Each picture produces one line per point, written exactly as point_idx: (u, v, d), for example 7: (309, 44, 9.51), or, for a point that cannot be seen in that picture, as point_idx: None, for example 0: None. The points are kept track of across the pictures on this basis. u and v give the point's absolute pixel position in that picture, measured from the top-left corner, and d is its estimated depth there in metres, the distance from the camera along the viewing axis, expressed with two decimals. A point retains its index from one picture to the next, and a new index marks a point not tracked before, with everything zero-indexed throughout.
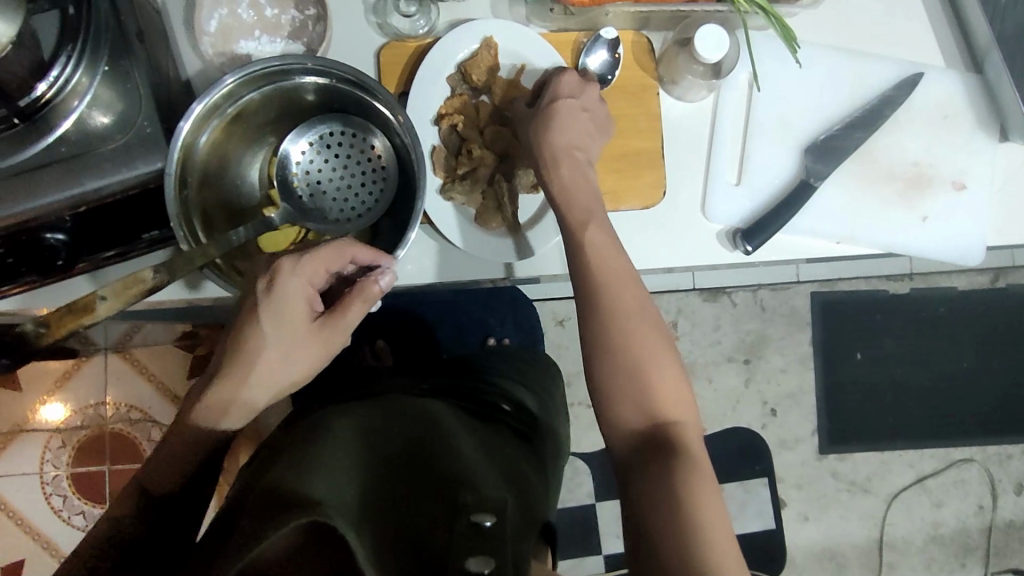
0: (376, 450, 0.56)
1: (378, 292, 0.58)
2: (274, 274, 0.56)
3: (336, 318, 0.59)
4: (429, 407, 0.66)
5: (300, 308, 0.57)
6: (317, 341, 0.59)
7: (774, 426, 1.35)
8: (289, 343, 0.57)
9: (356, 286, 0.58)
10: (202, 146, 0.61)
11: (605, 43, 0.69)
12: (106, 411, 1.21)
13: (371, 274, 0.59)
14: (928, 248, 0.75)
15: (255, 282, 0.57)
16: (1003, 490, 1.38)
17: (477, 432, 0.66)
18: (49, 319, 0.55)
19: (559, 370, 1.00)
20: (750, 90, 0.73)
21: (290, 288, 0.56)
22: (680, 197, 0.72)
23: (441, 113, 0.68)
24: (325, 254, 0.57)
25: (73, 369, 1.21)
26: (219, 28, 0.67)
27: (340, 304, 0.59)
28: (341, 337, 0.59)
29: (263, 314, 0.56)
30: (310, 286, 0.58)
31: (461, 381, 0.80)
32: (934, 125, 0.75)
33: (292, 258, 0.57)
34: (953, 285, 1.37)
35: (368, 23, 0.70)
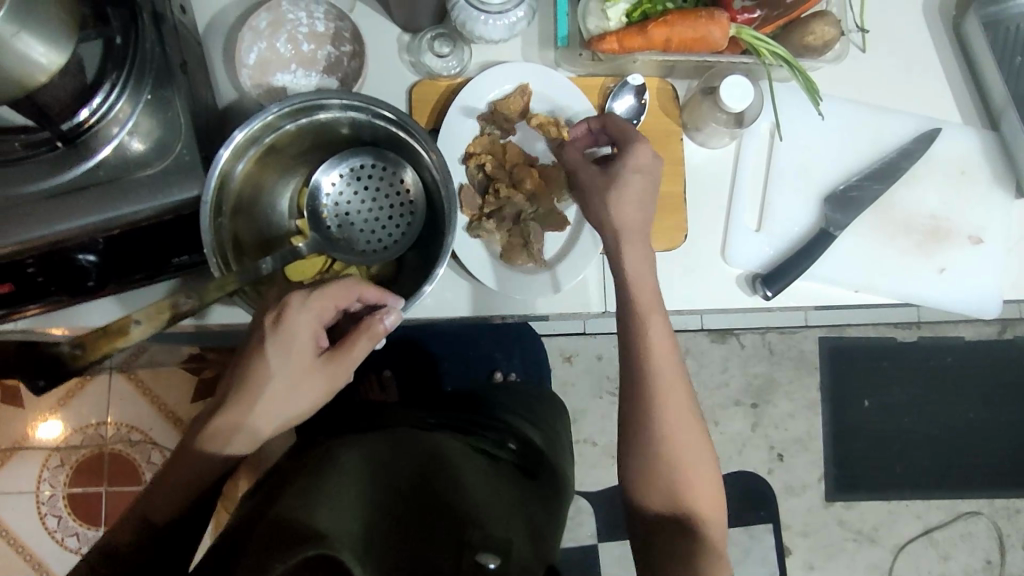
0: (384, 480, 0.55)
1: (383, 330, 0.58)
2: (282, 309, 0.55)
3: (341, 353, 0.58)
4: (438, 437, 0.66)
5: (307, 343, 0.57)
6: (320, 377, 0.57)
7: (781, 471, 1.34)
8: (295, 376, 0.56)
9: (362, 324, 0.57)
10: (238, 175, 0.62)
11: (631, 89, 0.71)
12: (107, 431, 1.20)
13: (377, 312, 0.58)
14: (945, 299, 0.76)
15: (264, 314, 0.56)
16: (1012, 545, 1.37)
17: (486, 465, 0.65)
18: (85, 340, 0.55)
19: (563, 406, 0.98)
20: (772, 139, 0.74)
21: (298, 323, 0.56)
22: (700, 241, 0.73)
23: (470, 152, 0.69)
24: (335, 290, 0.57)
25: (76, 387, 1.20)
26: (257, 61, 0.69)
27: (346, 339, 0.58)
28: (346, 373, 0.58)
29: (269, 347, 0.55)
30: (318, 322, 0.57)
31: (468, 418, 0.79)
32: (950, 179, 0.77)
33: (300, 294, 0.56)
34: (961, 335, 1.37)
35: (401, 62, 0.72)
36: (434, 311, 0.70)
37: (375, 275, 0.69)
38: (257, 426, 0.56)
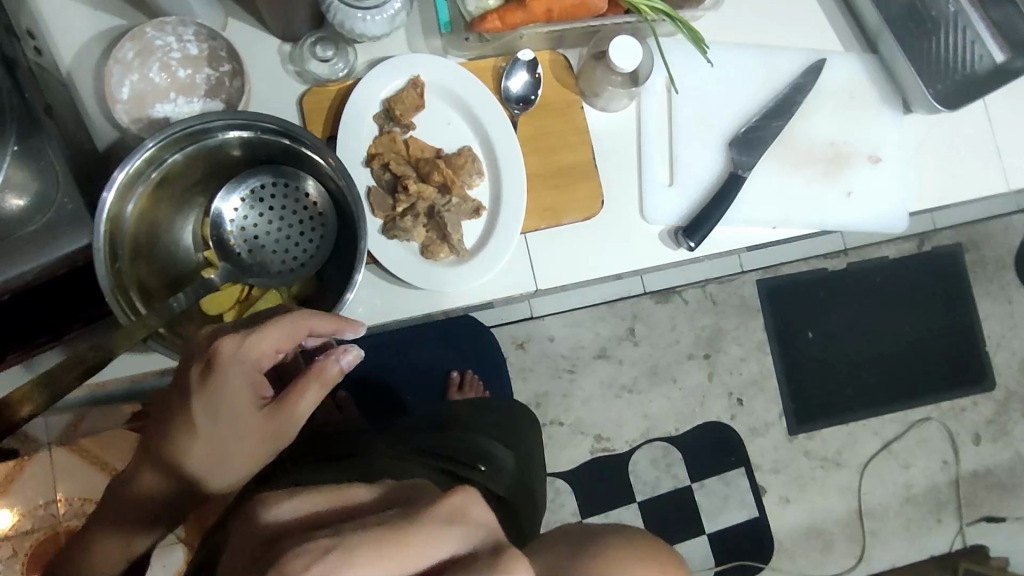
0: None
1: (337, 372, 0.53)
2: (213, 356, 0.52)
3: (285, 405, 0.52)
4: (407, 470, 0.64)
5: (243, 392, 0.53)
6: (260, 432, 0.53)
7: (742, 415, 1.38)
8: (228, 424, 0.53)
9: (313, 368, 0.52)
10: (129, 216, 0.59)
11: (524, 65, 0.71)
12: (58, 508, 1.16)
13: (332, 352, 0.53)
14: (855, 222, 0.79)
15: (194, 361, 0.53)
16: (963, 442, 1.44)
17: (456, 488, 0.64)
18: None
19: (531, 413, 1.03)
20: (668, 92, 0.76)
21: (231, 374, 0.52)
22: (618, 205, 0.73)
23: (371, 153, 0.68)
24: (270, 335, 0.52)
25: (15, 470, 1.15)
26: (132, 95, 0.66)
27: (291, 388, 0.53)
28: (290, 425, 0.53)
29: (198, 400, 0.53)
30: (255, 370, 0.53)
31: (428, 443, 0.77)
32: (843, 107, 0.79)
33: (230, 341, 0.52)
34: (885, 254, 1.44)
35: (286, 72, 0.70)
36: (368, 320, 0.69)
37: (297, 295, 0.67)
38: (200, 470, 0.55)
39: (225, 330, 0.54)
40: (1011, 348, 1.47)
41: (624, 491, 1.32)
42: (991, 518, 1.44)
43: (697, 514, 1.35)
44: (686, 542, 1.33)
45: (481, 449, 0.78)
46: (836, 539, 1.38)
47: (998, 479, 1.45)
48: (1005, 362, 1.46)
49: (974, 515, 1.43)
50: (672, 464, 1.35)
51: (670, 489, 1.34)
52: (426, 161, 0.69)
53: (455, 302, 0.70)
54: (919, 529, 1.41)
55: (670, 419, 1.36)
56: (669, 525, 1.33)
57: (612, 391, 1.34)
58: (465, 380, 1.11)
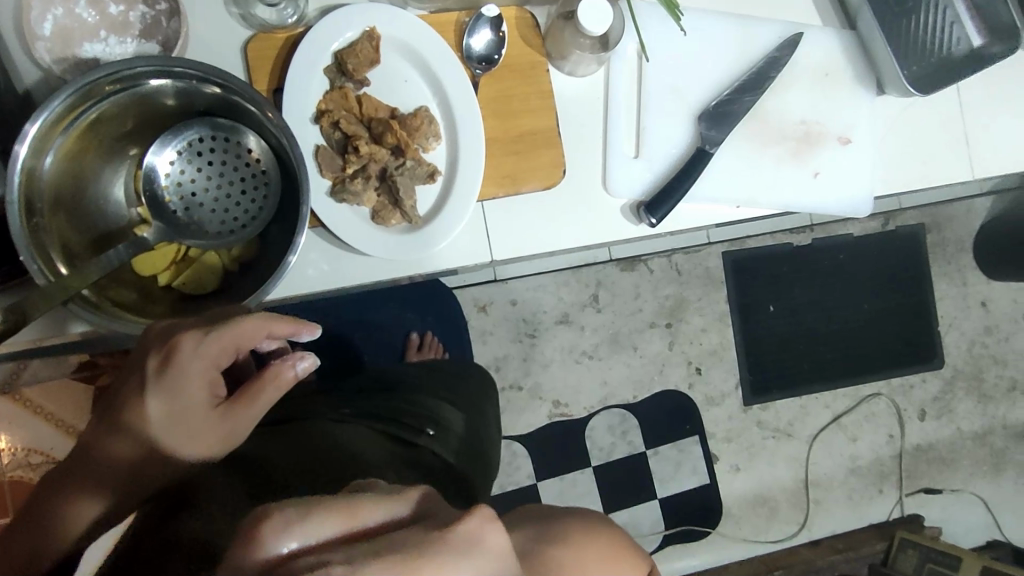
0: (314, 472, 0.52)
1: (292, 378, 0.53)
2: (171, 352, 0.51)
3: (241, 405, 0.51)
4: (346, 432, 0.63)
5: (200, 390, 0.51)
6: (209, 433, 0.51)
7: (700, 385, 1.39)
8: (181, 422, 0.51)
9: (269, 372, 0.52)
10: (51, 167, 0.54)
11: (487, 22, 0.67)
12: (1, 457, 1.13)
13: (286, 358, 0.53)
14: (822, 204, 0.78)
15: (150, 358, 0.52)
16: (909, 417, 1.48)
17: (401, 456, 0.63)
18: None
19: (489, 378, 1.01)
20: (639, 60, 0.72)
21: (189, 371, 0.51)
22: (581, 174, 0.71)
23: (321, 109, 0.64)
24: (230, 333, 0.51)
25: None
26: (55, 31, 0.60)
27: (247, 389, 0.52)
28: (243, 427, 0.52)
29: (151, 397, 0.51)
30: (214, 369, 0.51)
31: (374, 405, 0.75)
32: (818, 84, 0.77)
33: (193, 335, 0.51)
34: (849, 232, 1.45)
35: (230, 15, 0.64)
36: (314, 284, 0.66)
37: (237, 258, 0.63)
38: (142, 466, 0.51)
39: (184, 326, 0.53)
40: (961, 329, 1.50)
41: (579, 455, 1.33)
42: (929, 490, 1.49)
43: (650, 480, 1.37)
44: (637, 507, 1.36)
45: (431, 412, 0.77)
46: (782, 507, 1.42)
47: (939, 453, 1.50)
48: (956, 342, 1.50)
49: (914, 487, 1.48)
50: (628, 431, 1.36)
51: (624, 454, 1.36)
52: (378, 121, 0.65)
53: (405, 271, 0.67)
54: (860, 499, 1.46)
55: (629, 387, 1.36)
56: (622, 489, 1.35)
57: (572, 356, 1.34)
58: (424, 340, 1.10)
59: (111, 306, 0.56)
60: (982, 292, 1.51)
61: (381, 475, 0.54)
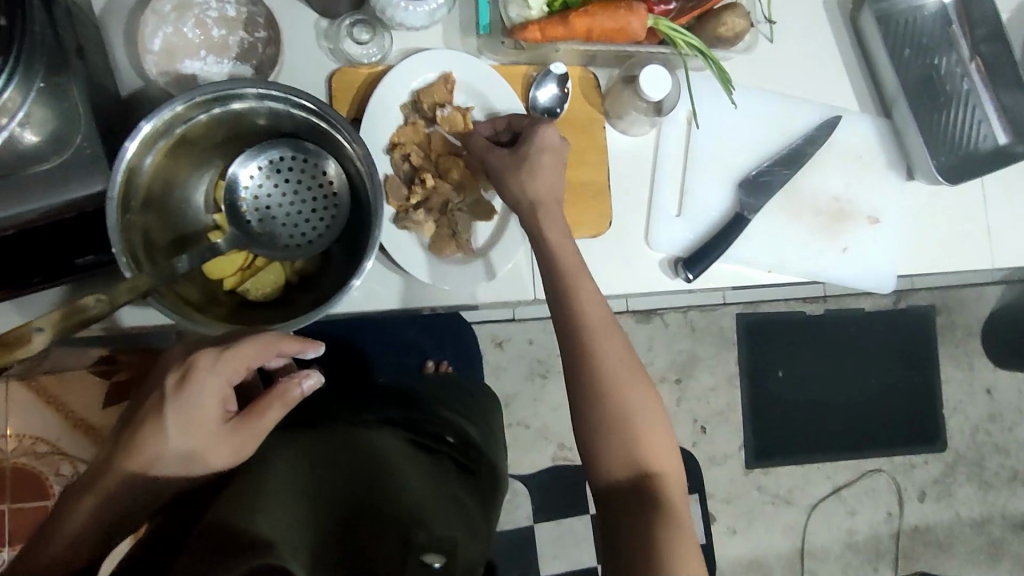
0: (343, 476, 0.61)
1: (299, 395, 0.59)
2: (190, 370, 0.55)
3: (252, 418, 0.57)
4: (380, 435, 0.69)
5: (216, 405, 0.57)
6: (225, 443, 0.57)
7: (704, 444, 1.41)
8: (198, 436, 0.56)
9: (279, 388, 0.58)
10: (146, 170, 0.58)
11: (554, 78, 0.72)
12: (6, 444, 1.15)
13: (294, 375, 0.59)
14: (849, 276, 0.82)
15: (171, 373, 0.56)
16: (909, 497, 1.49)
17: (423, 458, 0.70)
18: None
19: (496, 398, 1.01)
20: (689, 126, 0.77)
21: (207, 387, 0.56)
22: (626, 228, 0.75)
23: (394, 141, 0.69)
24: (244, 351, 0.55)
25: None
26: (164, 47, 0.65)
27: (258, 403, 0.58)
28: (255, 438, 0.58)
29: (170, 412, 0.55)
30: (228, 384, 0.57)
31: (393, 410, 0.79)
32: (852, 164, 0.82)
33: (210, 353, 0.55)
34: (861, 306, 1.48)
35: (320, 48, 0.70)
36: (364, 305, 0.69)
37: (298, 270, 0.67)
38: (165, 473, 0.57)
39: (200, 346, 0.57)
40: (965, 414, 1.52)
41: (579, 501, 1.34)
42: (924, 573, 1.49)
43: None
44: None
45: (450, 420, 0.80)
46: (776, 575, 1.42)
47: (936, 536, 1.50)
48: (959, 426, 1.52)
49: (908, 567, 1.49)
50: None
51: None
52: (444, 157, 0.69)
53: (452, 300, 0.70)
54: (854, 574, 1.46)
55: None
56: None
57: None
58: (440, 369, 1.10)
59: (180, 301, 0.59)
60: (988, 379, 1.53)
61: (403, 475, 0.63)
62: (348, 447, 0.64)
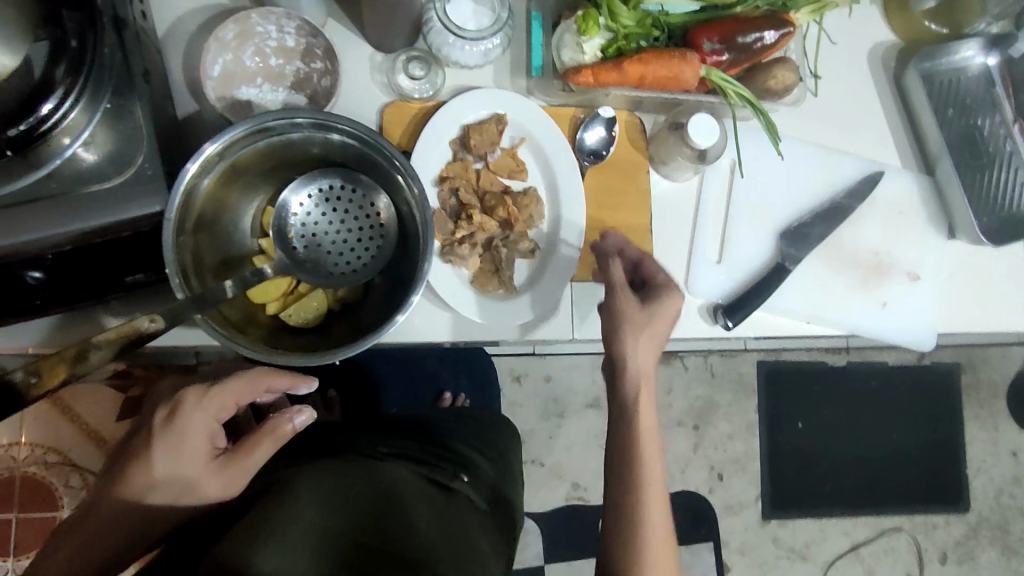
0: (356, 509, 0.59)
1: (290, 430, 0.60)
2: (178, 407, 0.58)
3: (240, 455, 0.59)
4: (395, 473, 0.65)
5: (203, 441, 0.58)
6: (212, 479, 0.58)
7: (720, 492, 1.38)
8: (185, 471, 0.58)
9: (268, 424, 0.59)
10: (202, 193, 0.59)
11: (602, 121, 0.73)
12: (20, 452, 1.15)
13: (285, 412, 0.60)
14: (888, 332, 0.81)
15: (161, 410, 0.59)
16: (929, 558, 1.45)
17: (439, 500, 0.66)
18: (41, 367, 0.50)
19: (513, 428, 0.96)
20: (732, 174, 0.77)
21: (193, 422, 0.58)
22: (665, 272, 0.75)
23: (442, 176, 0.70)
24: (233, 387, 0.59)
25: None
26: (222, 73, 0.66)
27: (247, 441, 0.59)
28: (243, 477, 0.59)
29: (157, 447, 0.57)
30: (215, 421, 0.59)
31: (408, 445, 0.74)
32: (892, 220, 0.82)
33: (197, 390, 0.58)
34: (884, 360, 1.46)
35: (373, 81, 0.71)
36: (401, 337, 0.69)
37: (340, 298, 0.68)
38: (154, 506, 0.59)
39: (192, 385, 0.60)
40: (990, 475, 1.48)
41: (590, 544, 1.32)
42: None
43: None
44: None
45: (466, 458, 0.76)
46: None
47: None
48: (983, 487, 1.48)
49: None
50: None
51: None
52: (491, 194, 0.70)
53: (489, 338, 0.69)
54: None
55: None
56: None
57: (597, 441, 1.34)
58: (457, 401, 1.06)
59: (227, 324, 0.59)
60: (1013, 441, 1.49)
61: (415, 517, 0.60)
62: (364, 480, 0.62)
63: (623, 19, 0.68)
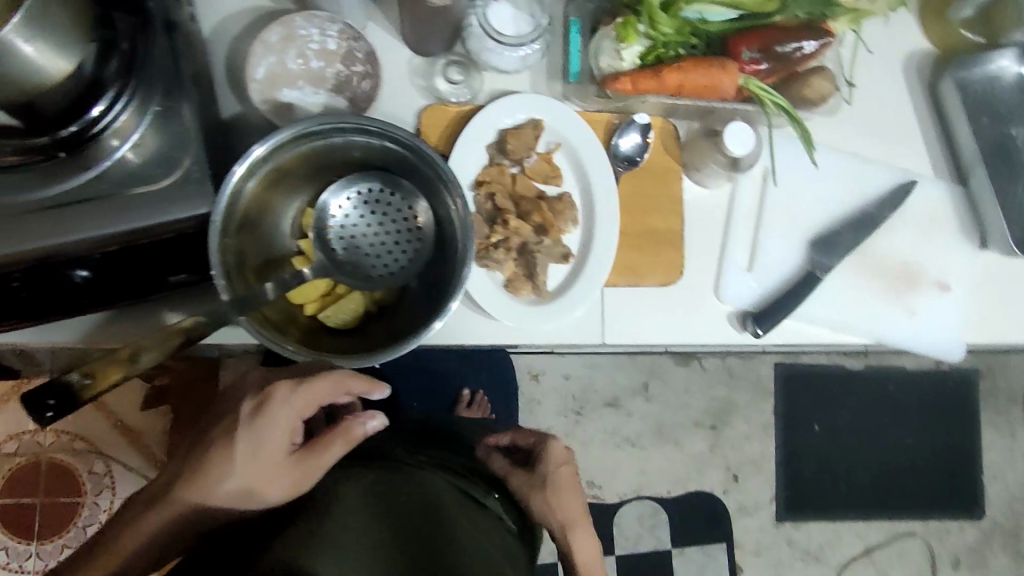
0: (398, 521, 0.60)
1: (360, 434, 0.63)
2: (267, 399, 0.61)
3: (314, 452, 0.61)
4: (436, 481, 0.66)
5: (283, 436, 0.62)
6: (286, 472, 0.61)
7: (735, 493, 1.39)
8: (263, 462, 0.61)
9: (342, 425, 0.62)
10: (246, 195, 0.60)
11: (637, 128, 0.73)
12: (46, 439, 1.15)
13: (359, 416, 0.63)
14: (917, 342, 0.81)
15: (249, 401, 0.62)
16: (942, 563, 1.46)
17: (476, 509, 0.67)
18: (95, 368, 0.51)
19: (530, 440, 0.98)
20: (765, 182, 0.78)
21: (278, 416, 0.61)
22: (698, 277, 0.75)
23: (480, 180, 0.70)
24: (316, 387, 0.62)
25: (14, 392, 1.15)
26: (266, 75, 0.67)
27: (322, 439, 0.62)
28: (314, 473, 0.61)
29: (242, 436, 0.61)
30: (297, 417, 0.62)
31: (440, 454, 0.74)
32: (923, 229, 0.82)
33: (285, 387, 0.61)
34: (903, 364, 1.46)
35: (412, 84, 0.71)
36: (435, 339, 0.69)
37: (377, 300, 0.69)
38: (222, 504, 0.61)
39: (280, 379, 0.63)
40: (1005, 481, 1.48)
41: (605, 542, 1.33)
42: None
43: None
44: None
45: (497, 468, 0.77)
46: None
47: None
48: (998, 493, 1.48)
49: None
50: (658, 524, 1.36)
51: (650, 548, 1.35)
52: (527, 199, 0.71)
53: (520, 340, 0.70)
54: None
55: (665, 481, 1.36)
56: None
57: (614, 440, 1.35)
58: (474, 399, 1.09)
59: (267, 324, 0.60)
60: None
61: (455, 531, 0.61)
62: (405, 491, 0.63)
63: (664, 26, 0.68)
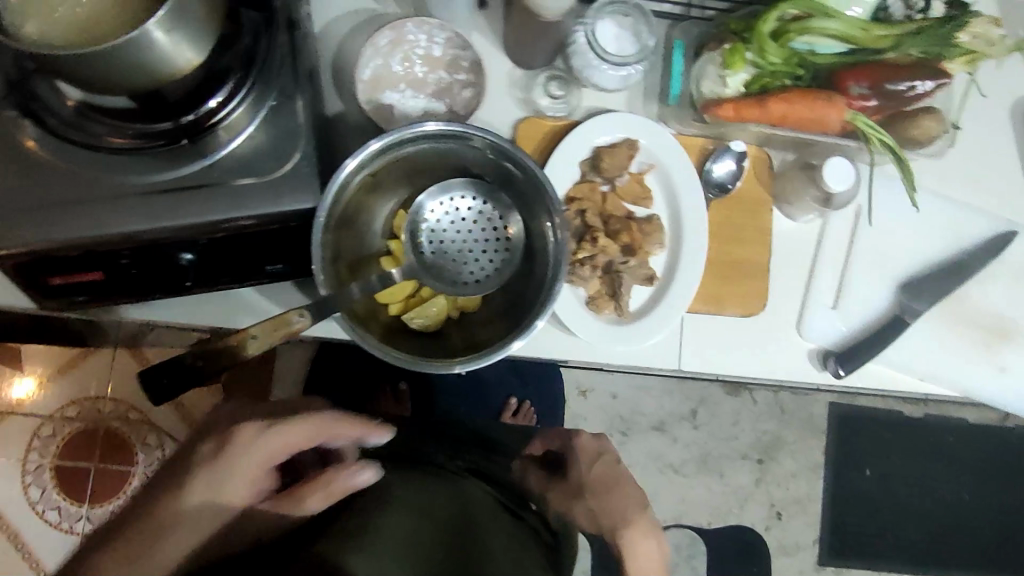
0: (439, 519, 0.63)
1: (346, 488, 0.63)
2: (237, 438, 0.59)
3: (295, 500, 0.61)
4: (475, 489, 0.70)
5: (258, 471, 0.59)
6: (269, 516, 0.60)
7: (777, 531, 1.35)
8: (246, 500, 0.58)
9: (326, 479, 0.63)
10: (351, 190, 0.61)
11: (732, 155, 0.72)
12: (105, 406, 1.18)
13: (348, 468, 0.64)
14: (1003, 399, 0.78)
15: (219, 438, 0.60)
16: None
17: (514, 516, 0.70)
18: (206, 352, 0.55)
19: None
20: (858, 219, 0.76)
21: (255, 452, 0.59)
22: (779, 311, 0.74)
23: (571, 195, 0.71)
24: (297, 430, 0.61)
25: (79, 357, 1.17)
26: (371, 76, 0.69)
27: (302, 489, 0.62)
28: (287, 519, 0.61)
29: (207, 471, 0.58)
30: (273, 459, 0.60)
31: (484, 462, 0.78)
32: (1017, 282, 0.79)
33: (254, 427, 0.60)
34: (965, 416, 1.41)
35: (510, 94, 0.72)
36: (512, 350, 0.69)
37: (459, 305, 0.69)
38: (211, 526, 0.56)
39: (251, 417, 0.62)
40: None
41: None
42: None
43: None
44: None
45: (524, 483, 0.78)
46: None
47: None
48: None
49: None
50: (693, 554, 1.33)
51: None
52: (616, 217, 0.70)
53: (595, 359, 0.70)
54: None
55: (706, 511, 1.34)
56: None
57: (657, 464, 1.33)
58: (520, 408, 1.07)
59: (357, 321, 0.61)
60: None
61: (492, 535, 0.64)
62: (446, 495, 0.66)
63: (771, 56, 0.68)
